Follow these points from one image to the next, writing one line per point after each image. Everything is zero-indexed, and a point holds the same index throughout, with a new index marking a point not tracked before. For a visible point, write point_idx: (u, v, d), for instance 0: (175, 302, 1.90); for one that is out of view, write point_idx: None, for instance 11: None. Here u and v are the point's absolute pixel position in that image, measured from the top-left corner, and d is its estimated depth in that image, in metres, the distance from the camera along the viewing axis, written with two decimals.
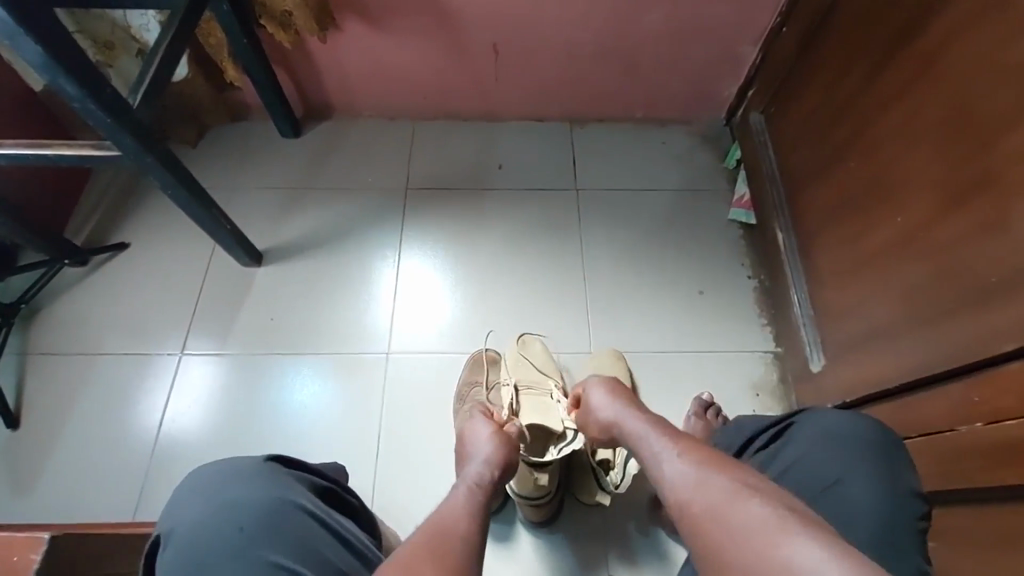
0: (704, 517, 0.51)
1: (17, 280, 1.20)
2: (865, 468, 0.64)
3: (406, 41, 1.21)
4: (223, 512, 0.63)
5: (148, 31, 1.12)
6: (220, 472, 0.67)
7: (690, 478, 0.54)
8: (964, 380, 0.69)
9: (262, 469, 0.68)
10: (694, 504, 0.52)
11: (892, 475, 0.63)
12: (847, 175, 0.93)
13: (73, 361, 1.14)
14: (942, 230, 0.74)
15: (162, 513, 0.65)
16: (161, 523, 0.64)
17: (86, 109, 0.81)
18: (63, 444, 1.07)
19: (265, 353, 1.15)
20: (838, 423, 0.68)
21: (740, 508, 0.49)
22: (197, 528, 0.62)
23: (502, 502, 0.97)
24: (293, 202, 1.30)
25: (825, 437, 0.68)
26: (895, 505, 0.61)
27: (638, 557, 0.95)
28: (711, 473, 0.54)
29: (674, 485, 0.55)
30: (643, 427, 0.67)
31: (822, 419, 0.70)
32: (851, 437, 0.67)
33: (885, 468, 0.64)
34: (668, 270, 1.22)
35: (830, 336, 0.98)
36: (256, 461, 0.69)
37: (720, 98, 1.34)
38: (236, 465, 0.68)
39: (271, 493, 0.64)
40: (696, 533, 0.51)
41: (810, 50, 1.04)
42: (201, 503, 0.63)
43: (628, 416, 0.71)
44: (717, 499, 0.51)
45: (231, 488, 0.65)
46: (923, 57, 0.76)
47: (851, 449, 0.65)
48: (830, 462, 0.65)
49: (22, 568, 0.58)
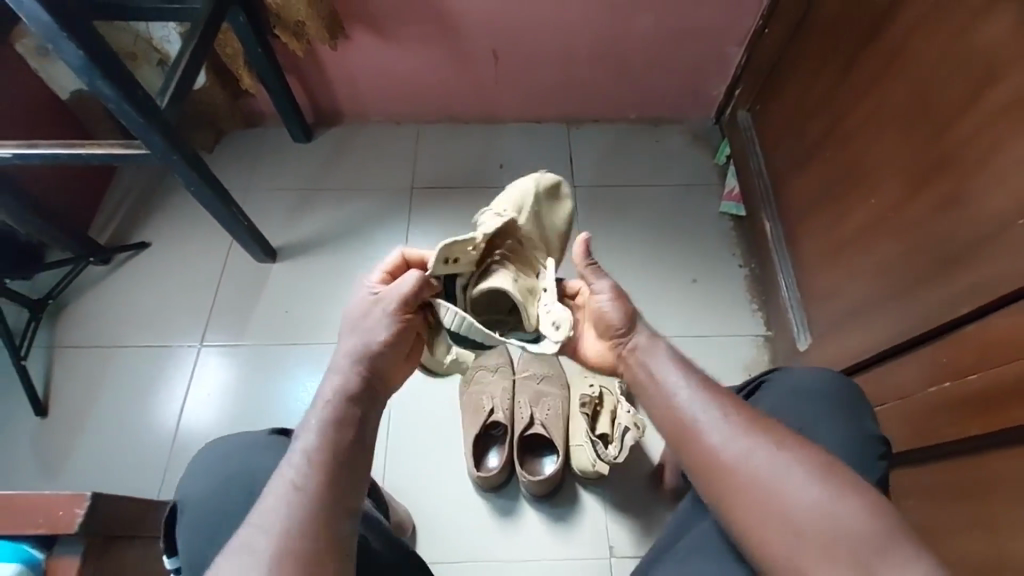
0: (726, 466, 0.54)
1: (44, 279, 1.26)
2: (830, 416, 0.65)
3: (411, 48, 1.28)
4: (233, 482, 0.67)
5: (170, 43, 1.19)
6: (230, 445, 0.72)
7: (708, 425, 0.57)
8: (934, 344, 0.74)
9: (269, 441, 0.71)
10: (719, 451, 0.55)
11: (853, 421, 0.65)
12: (825, 163, 0.99)
13: (97, 354, 1.20)
14: (910, 208, 0.79)
15: (177, 487, 0.70)
16: (178, 496, 0.69)
17: (120, 109, 0.88)
18: (86, 430, 1.13)
19: (279, 344, 1.20)
20: (807, 379, 0.70)
21: (759, 457, 0.53)
22: (211, 497, 0.66)
23: (507, 477, 1.02)
24: (305, 202, 1.36)
25: (794, 390, 0.69)
26: (863, 446, 0.63)
27: (637, 527, 1.00)
28: (729, 422, 0.56)
29: (693, 429, 0.57)
30: (659, 352, 0.64)
31: (793, 377, 0.71)
32: (819, 390, 0.68)
33: (852, 416, 0.65)
34: (662, 260, 1.28)
35: (816, 315, 1.03)
36: (263, 436, 0.72)
37: (710, 98, 1.41)
38: (245, 442, 0.72)
39: (275, 463, 0.68)
40: (713, 479, 0.55)
41: (790, 49, 1.10)
42: (217, 473, 0.68)
43: (652, 340, 0.65)
44: (743, 450, 0.54)
45: (246, 459, 0.69)
46: (890, 49, 0.83)
47: (819, 402, 0.67)
48: (799, 412, 0.67)
49: (67, 522, 0.64)
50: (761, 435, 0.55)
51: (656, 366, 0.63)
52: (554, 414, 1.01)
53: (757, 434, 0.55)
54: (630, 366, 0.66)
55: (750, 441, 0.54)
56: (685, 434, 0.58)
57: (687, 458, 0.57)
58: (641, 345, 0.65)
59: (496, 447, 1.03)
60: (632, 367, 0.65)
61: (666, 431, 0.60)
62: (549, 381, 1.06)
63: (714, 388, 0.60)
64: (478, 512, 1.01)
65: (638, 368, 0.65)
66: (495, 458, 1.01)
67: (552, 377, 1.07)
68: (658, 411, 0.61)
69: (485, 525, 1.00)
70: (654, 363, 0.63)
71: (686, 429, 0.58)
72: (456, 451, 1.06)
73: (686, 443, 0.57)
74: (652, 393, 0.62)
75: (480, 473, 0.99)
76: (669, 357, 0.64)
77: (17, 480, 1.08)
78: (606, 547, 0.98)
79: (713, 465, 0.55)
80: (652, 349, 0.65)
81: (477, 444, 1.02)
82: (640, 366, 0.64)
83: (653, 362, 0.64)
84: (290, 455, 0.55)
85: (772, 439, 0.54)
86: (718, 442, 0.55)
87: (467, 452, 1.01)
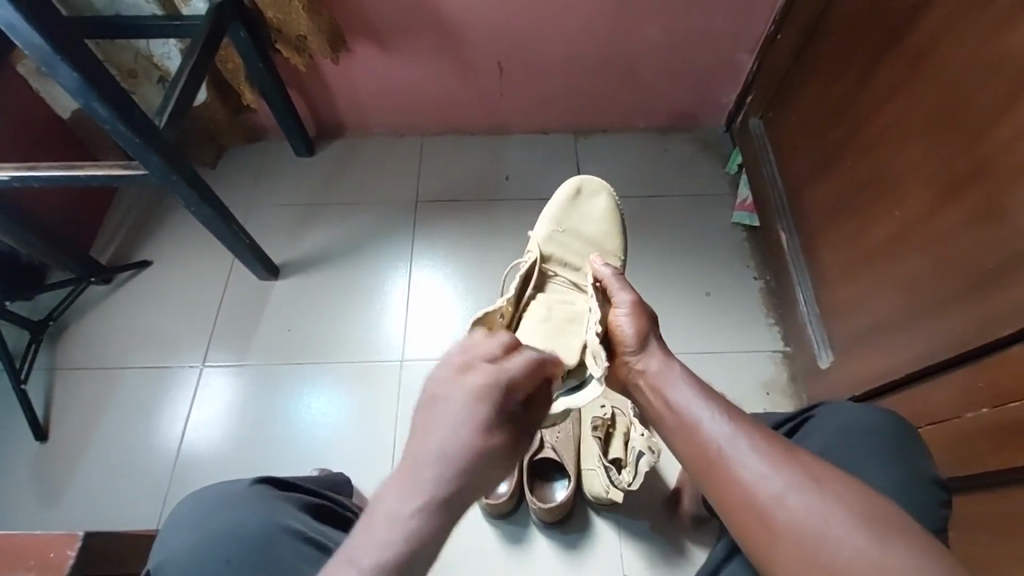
0: (761, 504, 0.51)
1: (45, 299, 1.25)
2: (884, 460, 0.62)
3: (414, 61, 1.26)
4: (211, 540, 0.65)
5: (169, 59, 1.17)
6: (208, 500, 0.69)
7: (741, 458, 0.54)
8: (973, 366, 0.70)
9: (250, 493, 0.69)
10: (753, 486, 0.52)
11: (909, 461, 0.62)
12: (844, 174, 0.95)
13: (98, 376, 1.17)
14: (939, 221, 0.76)
15: (154, 545, 0.67)
16: (151, 559, 0.66)
17: (116, 130, 0.86)
18: (87, 456, 1.10)
19: (282, 364, 1.18)
20: (856, 415, 0.67)
21: (795, 494, 0.50)
22: (187, 557, 0.64)
23: (516, 503, 0.99)
24: (309, 218, 1.34)
25: (843, 427, 0.66)
26: (921, 491, 0.60)
27: (653, 555, 0.96)
28: (761, 455, 0.54)
29: (724, 462, 0.55)
30: (672, 374, 0.65)
31: (841, 410, 0.69)
32: (868, 428, 0.65)
33: (909, 456, 0.63)
34: (674, 273, 1.25)
35: (837, 331, 0.99)
36: (244, 486, 0.70)
37: (720, 105, 1.37)
38: (223, 495, 0.69)
39: (258, 517, 0.66)
40: (747, 516, 0.52)
41: (804, 55, 1.07)
42: (189, 534, 0.66)
43: (665, 361, 0.66)
44: (786, 488, 0.51)
45: (219, 516, 0.67)
46: (913, 55, 0.79)
47: (871, 441, 0.64)
48: (851, 451, 0.64)
49: (58, 564, 0.61)
50: (798, 470, 0.51)
51: (676, 390, 0.63)
52: (564, 438, 0.98)
53: (792, 468, 0.52)
54: (641, 386, 0.67)
55: (786, 477, 0.51)
56: (717, 467, 0.55)
57: (718, 494, 0.55)
58: (653, 367, 0.67)
59: None
60: (645, 387, 0.67)
61: (696, 464, 0.58)
62: None
63: (747, 419, 0.58)
64: (485, 540, 0.98)
65: (651, 389, 0.65)
66: (504, 485, 0.95)
67: None
68: (685, 442, 0.59)
69: (494, 555, 0.97)
70: (674, 387, 0.63)
71: (717, 462, 0.56)
72: None
73: (716, 477, 0.55)
74: (676, 421, 0.61)
75: (489, 501, 0.94)
76: (689, 382, 0.64)
77: (14, 509, 1.06)
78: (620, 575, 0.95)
79: (746, 503, 0.52)
80: (665, 369, 0.66)
81: None
82: (653, 388, 0.65)
83: (672, 388, 0.63)
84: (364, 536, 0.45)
85: (809, 474, 0.51)
86: (753, 476, 0.53)
87: None
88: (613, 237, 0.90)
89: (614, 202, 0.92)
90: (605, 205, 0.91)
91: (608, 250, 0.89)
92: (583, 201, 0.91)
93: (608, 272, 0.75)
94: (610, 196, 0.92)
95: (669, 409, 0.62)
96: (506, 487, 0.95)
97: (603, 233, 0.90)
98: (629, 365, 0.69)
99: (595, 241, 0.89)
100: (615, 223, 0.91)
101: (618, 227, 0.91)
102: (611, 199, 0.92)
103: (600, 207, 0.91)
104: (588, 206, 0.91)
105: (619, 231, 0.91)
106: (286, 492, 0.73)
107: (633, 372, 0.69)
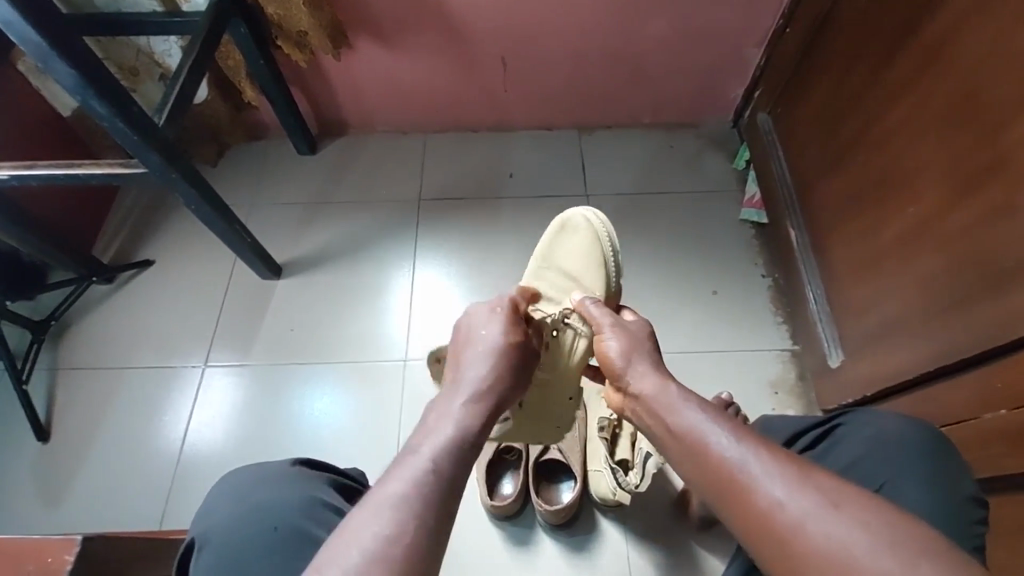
0: (783, 532, 0.45)
1: (46, 299, 1.24)
2: (926, 475, 0.59)
3: (417, 57, 1.24)
4: (253, 514, 0.63)
5: (171, 56, 1.16)
6: (247, 477, 0.68)
7: (758, 481, 0.48)
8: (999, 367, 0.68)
9: (288, 473, 0.68)
10: (771, 512, 0.46)
11: (944, 476, 0.59)
12: (856, 170, 0.93)
13: (101, 375, 1.17)
14: (953, 218, 0.74)
15: (193, 520, 0.66)
16: (192, 531, 0.65)
17: (115, 128, 0.85)
18: (90, 456, 1.09)
19: (285, 364, 1.16)
20: (888, 427, 0.64)
21: (817, 520, 0.44)
22: (228, 533, 0.62)
23: (522, 504, 0.98)
24: (311, 217, 1.33)
25: (876, 439, 0.64)
26: (958, 512, 0.57)
27: (660, 559, 0.95)
28: (777, 477, 0.48)
29: (739, 485, 0.49)
30: (670, 395, 0.60)
31: (875, 421, 0.66)
32: (900, 438, 0.62)
33: (945, 476, 0.59)
34: (680, 271, 1.23)
35: (848, 330, 0.97)
36: (283, 467, 0.69)
37: (727, 101, 1.35)
38: (268, 472, 0.68)
39: (299, 496, 0.65)
40: (767, 545, 0.46)
41: (814, 48, 1.05)
42: (227, 510, 0.64)
43: (661, 383, 0.61)
44: (810, 508, 0.45)
45: (254, 496, 0.65)
46: (927, 49, 0.77)
47: (906, 454, 0.61)
48: (882, 463, 0.61)
49: (57, 569, 0.59)
50: (818, 492, 0.46)
51: (679, 412, 0.57)
52: (571, 438, 0.98)
53: (812, 487, 0.46)
54: (639, 409, 0.63)
55: (806, 500, 0.46)
56: (734, 492, 0.49)
57: (734, 519, 0.49)
58: (647, 389, 0.62)
59: (510, 472, 0.98)
60: (642, 411, 0.62)
61: (708, 488, 0.52)
62: None
63: (755, 435, 0.52)
64: (492, 542, 0.97)
65: (650, 413, 0.61)
66: (509, 485, 0.97)
67: None
68: (692, 464, 0.54)
69: (499, 558, 0.95)
70: (676, 408, 0.58)
71: (732, 487, 0.49)
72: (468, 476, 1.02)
73: (729, 499, 0.49)
74: (681, 443, 0.55)
75: (494, 502, 0.95)
76: (692, 401, 0.58)
77: (18, 509, 1.05)
78: None
79: (764, 530, 0.46)
80: (661, 391, 0.61)
81: (491, 469, 0.98)
82: (650, 410, 0.61)
83: (671, 412, 0.58)
84: (411, 451, 0.52)
85: (829, 495, 0.45)
86: (770, 502, 0.47)
87: (479, 477, 0.97)
88: (594, 271, 0.83)
89: (600, 233, 0.85)
90: (589, 236, 0.85)
91: (586, 284, 0.82)
92: (569, 237, 0.88)
93: (588, 303, 0.73)
94: (595, 227, 0.86)
95: (668, 430, 0.58)
96: (511, 488, 0.96)
97: (584, 267, 0.83)
98: (624, 390, 0.65)
99: (575, 276, 0.84)
100: (599, 258, 0.83)
101: (605, 262, 0.83)
102: (596, 230, 0.85)
103: (582, 241, 0.85)
104: (572, 240, 0.87)
105: (606, 267, 0.83)
106: (324, 473, 0.71)
107: (630, 397, 0.65)
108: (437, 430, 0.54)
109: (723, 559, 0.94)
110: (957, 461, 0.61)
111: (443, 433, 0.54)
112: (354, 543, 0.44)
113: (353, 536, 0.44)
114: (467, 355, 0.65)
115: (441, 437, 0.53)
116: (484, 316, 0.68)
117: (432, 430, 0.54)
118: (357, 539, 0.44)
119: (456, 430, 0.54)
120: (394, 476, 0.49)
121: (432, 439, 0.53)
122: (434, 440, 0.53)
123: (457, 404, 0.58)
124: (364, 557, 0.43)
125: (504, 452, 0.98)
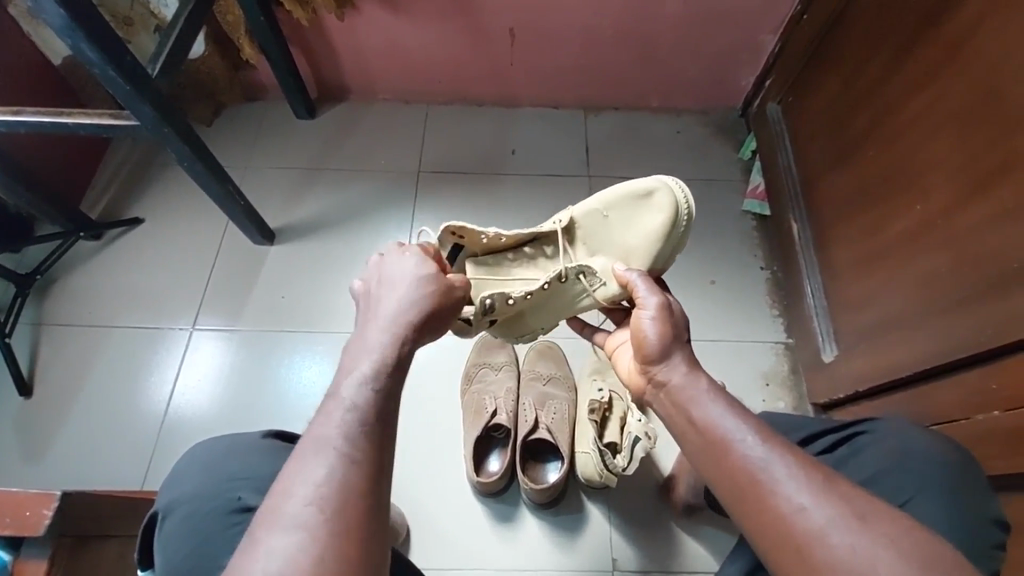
0: (798, 542, 0.44)
1: (33, 252, 1.21)
2: (924, 483, 0.59)
3: (423, 23, 1.21)
4: (218, 487, 0.62)
5: (166, 7, 1.13)
6: (220, 447, 0.67)
7: (778, 483, 0.47)
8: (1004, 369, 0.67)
9: (261, 446, 0.67)
10: (790, 518, 0.45)
11: (948, 484, 0.59)
12: (862, 165, 0.92)
13: (86, 332, 1.15)
14: (960, 217, 0.73)
15: (160, 489, 0.66)
16: (159, 501, 0.64)
17: (106, 75, 0.82)
18: (73, 411, 1.08)
19: (270, 332, 1.15)
20: (915, 435, 0.64)
21: (839, 530, 0.43)
22: (193, 502, 0.62)
23: (509, 481, 0.97)
24: (306, 183, 1.30)
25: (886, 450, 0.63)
26: (956, 517, 0.57)
27: (645, 543, 0.95)
28: (801, 482, 0.46)
29: (757, 487, 0.47)
30: (697, 388, 0.57)
31: (899, 431, 0.65)
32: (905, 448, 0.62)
33: (940, 478, 0.59)
34: (678, 259, 1.22)
35: (845, 324, 0.97)
36: (255, 438, 0.68)
37: (736, 87, 1.33)
38: (240, 443, 0.67)
39: (268, 471, 0.63)
40: (781, 551, 0.45)
41: (829, 38, 1.02)
42: (194, 480, 0.64)
43: (690, 375, 0.58)
44: (831, 517, 0.44)
45: (224, 465, 0.64)
46: (951, 41, 0.75)
47: (912, 463, 0.61)
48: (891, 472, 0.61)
49: (34, 524, 0.59)
50: (840, 502, 0.45)
51: (703, 406, 0.55)
52: (560, 419, 0.98)
53: (837, 500, 0.45)
54: (661, 398, 0.60)
55: (828, 507, 0.44)
56: (750, 492, 0.47)
57: (747, 521, 0.47)
58: (675, 379, 0.59)
59: (498, 449, 0.98)
60: (665, 401, 0.59)
61: (721, 488, 0.50)
62: (556, 383, 1.02)
63: (780, 437, 0.50)
64: (474, 517, 0.97)
65: (672, 403, 0.58)
66: (496, 462, 0.97)
67: (560, 378, 1.03)
68: (715, 462, 0.51)
69: (483, 534, 0.96)
70: (700, 402, 0.55)
71: (749, 487, 0.48)
72: (455, 453, 1.02)
73: (742, 503, 0.48)
74: (703, 437, 0.53)
75: (481, 477, 0.95)
76: (718, 399, 0.55)
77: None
78: (610, 561, 0.94)
79: (780, 534, 0.45)
80: (689, 383, 0.58)
81: (479, 444, 0.98)
82: (673, 401, 0.58)
83: (697, 404, 0.55)
84: (333, 392, 0.50)
85: (855, 508, 0.44)
86: (792, 507, 0.45)
87: (466, 453, 0.97)
88: (648, 253, 0.71)
89: (679, 217, 0.69)
90: (664, 220, 0.69)
91: (632, 262, 0.71)
92: (644, 209, 0.70)
93: (635, 274, 0.67)
94: (677, 210, 0.69)
95: (690, 426, 0.55)
96: (499, 465, 0.96)
97: (638, 246, 0.71)
98: (651, 377, 0.61)
99: (625, 249, 0.72)
100: (660, 247, 0.70)
101: (664, 251, 0.71)
102: (676, 212, 0.69)
103: (654, 221, 0.70)
104: (644, 215, 0.71)
105: (661, 255, 0.71)
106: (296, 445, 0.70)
107: (654, 384, 0.61)
108: (356, 370, 0.51)
109: (705, 546, 0.95)
110: (959, 469, 0.61)
111: (361, 372, 0.51)
112: (290, 491, 0.45)
113: (295, 477, 0.45)
114: (386, 293, 0.59)
115: (360, 376, 0.51)
116: (412, 264, 0.61)
117: (349, 371, 0.52)
118: (295, 486, 0.45)
119: (373, 366, 0.52)
120: (324, 418, 0.48)
121: (350, 381, 0.50)
122: (352, 382, 0.50)
123: (366, 346, 0.53)
124: (302, 504, 0.44)
125: (493, 427, 0.98)
